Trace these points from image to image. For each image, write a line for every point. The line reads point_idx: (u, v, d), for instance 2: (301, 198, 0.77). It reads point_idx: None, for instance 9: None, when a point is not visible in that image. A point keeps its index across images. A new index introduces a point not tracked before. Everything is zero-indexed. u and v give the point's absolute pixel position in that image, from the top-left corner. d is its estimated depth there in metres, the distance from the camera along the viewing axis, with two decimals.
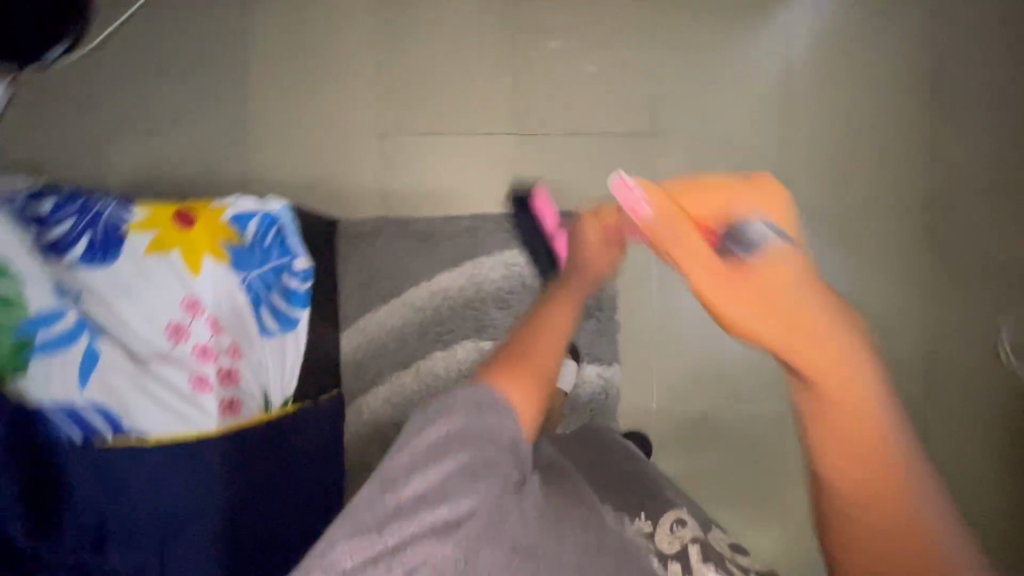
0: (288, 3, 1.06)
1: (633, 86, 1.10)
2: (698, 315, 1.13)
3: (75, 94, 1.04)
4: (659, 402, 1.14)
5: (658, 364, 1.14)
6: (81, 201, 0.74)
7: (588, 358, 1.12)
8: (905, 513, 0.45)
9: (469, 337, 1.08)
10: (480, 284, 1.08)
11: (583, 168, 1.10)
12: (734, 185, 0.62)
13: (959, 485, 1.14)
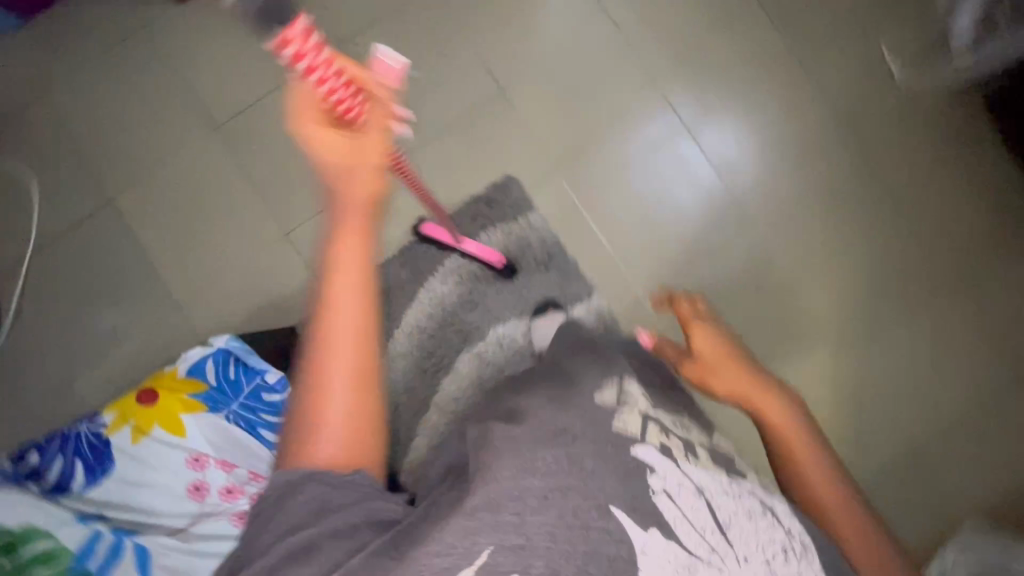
0: (150, 183, 1.15)
1: (465, 66, 1.15)
2: (646, 225, 1.15)
3: (25, 362, 1.12)
4: (659, 315, 1.13)
5: (634, 278, 1.14)
6: (60, 436, 0.78)
7: (571, 302, 1.12)
8: (858, 533, 0.71)
9: (461, 350, 1.10)
10: (442, 301, 1.11)
11: (467, 154, 1.14)
12: (761, 393, 0.81)
13: (948, 232, 1.15)
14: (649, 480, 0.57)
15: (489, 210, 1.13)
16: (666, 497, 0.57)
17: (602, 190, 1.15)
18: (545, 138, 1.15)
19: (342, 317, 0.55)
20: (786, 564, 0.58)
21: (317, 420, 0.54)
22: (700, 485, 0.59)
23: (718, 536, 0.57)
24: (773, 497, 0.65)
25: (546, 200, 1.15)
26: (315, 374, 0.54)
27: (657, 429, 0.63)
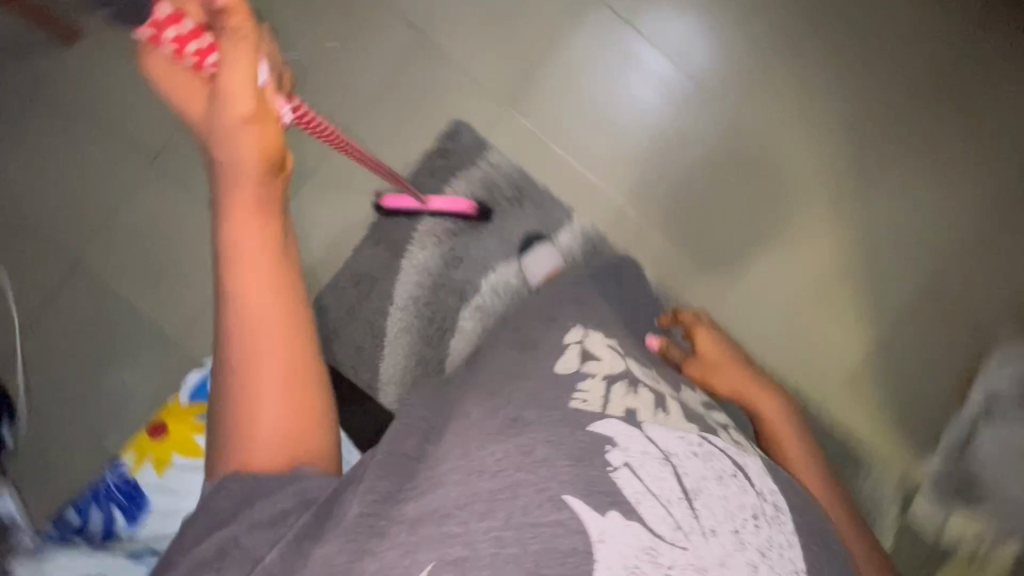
0: (108, 221, 1.13)
1: (377, 36, 1.20)
2: (605, 149, 1.18)
3: (45, 437, 1.07)
4: (636, 231, 1.18)
5: (607, 201, 1.18)
6: (90, 489, 0.85)
7: (553, 231, 1.17)
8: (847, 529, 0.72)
9: (462, 307, 1.14)
10: (428, 262, 1.15)
11: (407, 114, 1.19)
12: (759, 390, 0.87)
13: (886, 94, 1.18)
14: (609, 455, 0.49)
15: (450, 160, 1.18)
16: (626, 472, 0.48)
17: (555, 119, 1.19)
18: (479, 85, 1.19)
19: (254, 314, 0.52)
20: (757, 531, 0.48)
21: (245, 420, 0.52)
22: (668, 452, 0.51)
23: (684, 511, 0.47)
24: (746, 456, 0.57)
25: (503, 137, 1.19)
26: (234, 373, 0.52)
27: (625, 390, 0.56)
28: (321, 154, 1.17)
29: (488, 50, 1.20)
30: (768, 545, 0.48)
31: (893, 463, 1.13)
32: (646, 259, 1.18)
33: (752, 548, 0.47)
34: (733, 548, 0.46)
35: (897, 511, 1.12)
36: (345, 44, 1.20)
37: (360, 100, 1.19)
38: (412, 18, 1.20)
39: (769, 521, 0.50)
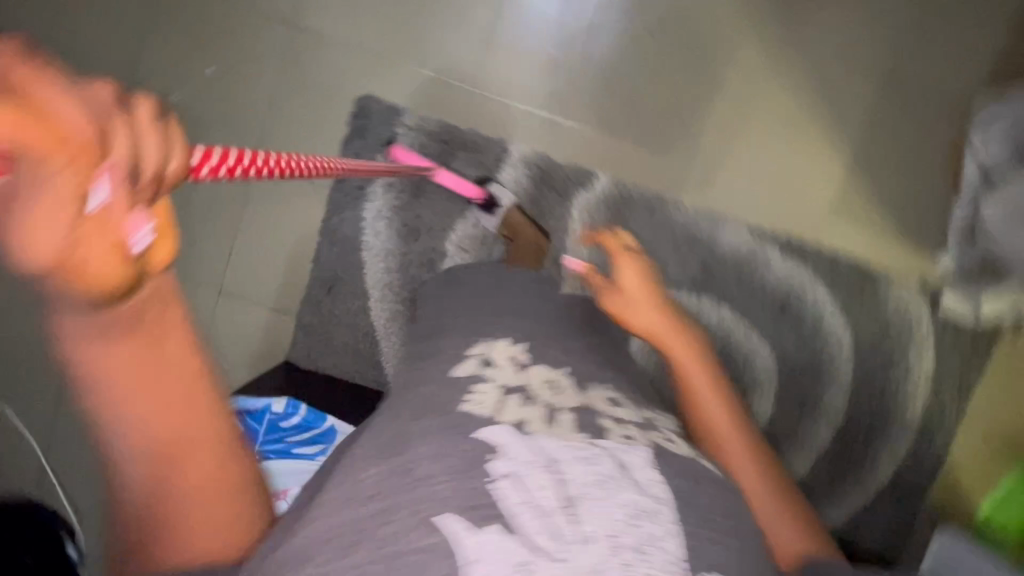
0: None
1: (248, 40, 1.11)
2: (517, 69, 1.12)
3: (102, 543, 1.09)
4: (580, 139, 1.12)
5: (539, 120, 1.12)
6: None
7: (497, 168, 1.11)
8: (754, 493, 0.63)
9: (439, 277, 1.12)
10: (389, 247, 1.13)
11: (308, 108, 1.11)
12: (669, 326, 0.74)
13: None
14: (489, 465, 0.42)
15: (368, 140, 1.10)
16: (508, 483, 0.41)
17: (453, 56, 1.12)
18: (367, 52, 1.12)
19: (163, 407, 0.36)
20: (635, 529, 0.40)
21: (157, 514, 0.37)
22: (553, 459, 0.43)
23: (560, 515, 0.40)
24: (631, 446, 0.47)
25: (411, 95, 1.12)
26: (135, 469, 0.36)
27: (520, 399, 0.50)
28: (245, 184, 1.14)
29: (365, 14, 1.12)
30: (646, 539, 0.40)
31: (899, 266, 1.12)
32: (596, 163, 1.12)
33: (627, 547, 0.39)
34: (609, 552, 0.39)
35: (928, 314, 1.13)
36: (216, 63, 1.11)
37: (255, 113, 1.11)
38: (271, 11, 1.12)
39: (654, 513, 0.42)
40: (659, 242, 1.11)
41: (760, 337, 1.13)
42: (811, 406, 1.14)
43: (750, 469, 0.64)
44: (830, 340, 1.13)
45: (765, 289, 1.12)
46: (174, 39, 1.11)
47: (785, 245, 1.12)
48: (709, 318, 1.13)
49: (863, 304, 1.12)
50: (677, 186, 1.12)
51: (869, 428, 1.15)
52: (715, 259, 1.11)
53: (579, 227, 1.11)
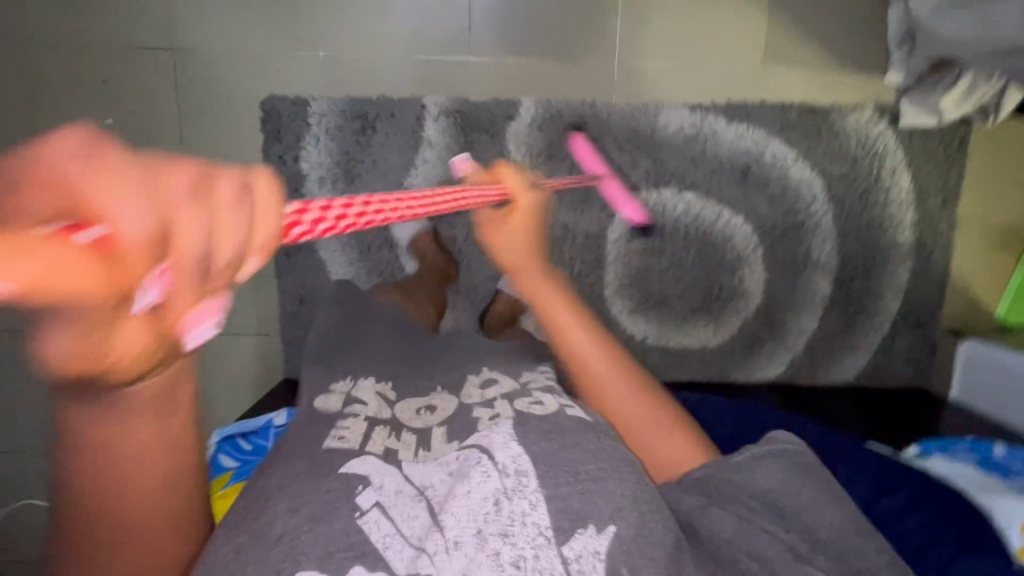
0: None
1: (129, 78, 1.07)
2: (405, 18, 1.06)
3: None
4: (490, 71, 1.07)
5: (444, 65, 1.07)
6: None
7: (419, 126, 1.07)
8: (627, 408, 0.66)
9: (399, 253, 1.11)
10: (341, 241, 1.11)
11: (214, 129, 1.08)
12: (535, 261, 0.76)
13: None
14: (357, 499, 0.48)
15: (285, 140, 1.06)
16: (376, 512, 0.48)
17: (339, 25, 1.06)
18: (249, 49, 1.06)
19: (127, 476, 0.37)
20: (497, 520, 0.48)
21: (114, 533, 0.38)
22: (421, 486, 0.52)
23: (429, 531, 0.48)
24: (496, 425, 0.57)
25: (313, 82, 1.07)
26: (91, 487, 0.36)
27: (387, 432, 0.60)
28: None
29: (229, 9, 1.05)
30: (514, 520, 0.48)
31: (849, 95, 1.08)
32: (518, 90, 1.08)
33: (494, 535, 0.47)
34: (475, 551, 0.46)
35: (891, 130, 1.08)
36: (113, 113, 1.08)
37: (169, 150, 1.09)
38: (142, 40, 1.06)
39: (521, 492, 0.50)
40: (602, 148, 1.08)
41: (732, 212, 1.11)
42: (802, 263, 1.13)
43: (618, 386, 0.67)
44: (802, 193, 1.10)
45: (723, 162, 1.09)
46: (61, 101, 1.07)
47: (731, 112, 1.07)
48: (676, 210, 1.10)
49: (826, 145, 1.08)
50: (605, 86, 1.08)
51: (865, 267, 1.13)
52: (664, 148, 1.08)
53: (519, 160, 1.08)
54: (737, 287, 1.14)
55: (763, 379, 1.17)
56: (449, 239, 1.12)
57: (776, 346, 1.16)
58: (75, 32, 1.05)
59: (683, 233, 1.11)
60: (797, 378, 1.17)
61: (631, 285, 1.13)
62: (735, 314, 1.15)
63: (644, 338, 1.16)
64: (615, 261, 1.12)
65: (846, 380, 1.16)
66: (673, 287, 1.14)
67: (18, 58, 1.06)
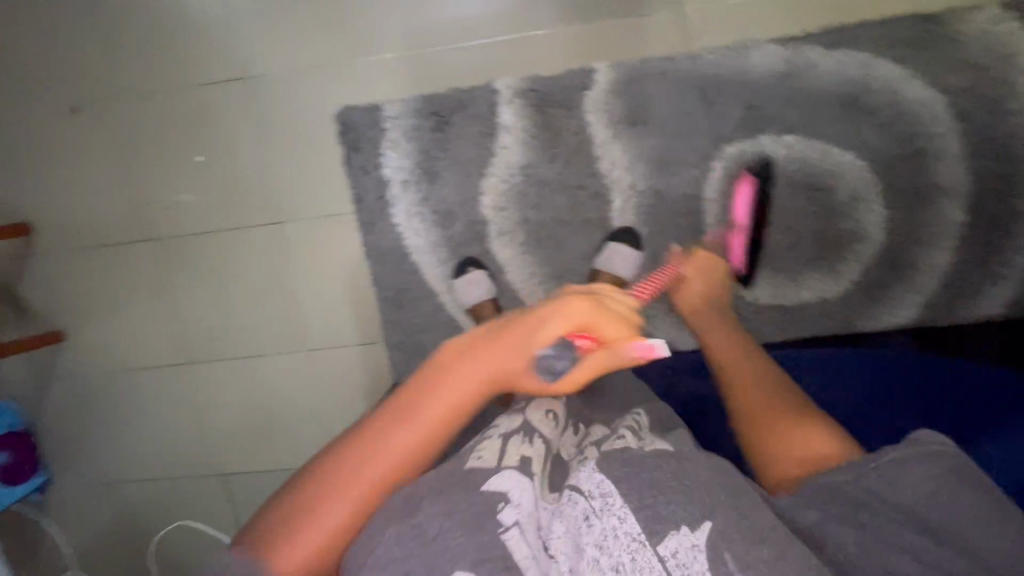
0: (220, 425, 1.25)
1: (211, 114, 1.10)
2: (465, 4, 1.03)
3: None
4: (559, 43, 1.03)
5: (510, 44, 1.03)
6: None
7: (494, 112, 1.05)
8: (760, 400, 0.73)
9: (490, 245, 1.10)
10: (430, 242, 1.10)
11: (297, 151, 1.10)
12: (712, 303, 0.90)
13: None
14: (501, 515, 0.53)
15: (364, 149, 1.07)
16: (517, 532, 0.52)
17: (401, 23, 1.04)
18: (319, 66, 1.07)
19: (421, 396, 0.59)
20: (591, 530, 0.52)
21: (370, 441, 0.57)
22: (539, 519, 0.55)
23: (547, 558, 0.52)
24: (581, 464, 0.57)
25: (383, 86, 1.07)
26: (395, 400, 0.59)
27: (520, 440, 0.62)
28: (278, 248, 1.15)
29: (296, 30, 1.06)
30: (605, 534, 0.51)
31: None
32: (591, 57, 1.03)
33: (589, 545, 0.51)
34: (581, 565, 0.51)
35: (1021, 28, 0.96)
36: (203, 150, 1.12)
37: (259, 178, 1.12)
38: (220, 74, 1.08)
39: (608, 509, 0.52)
40: (687, 102, 1.02)
41: (841, 148, 1.01)
42: (929, 192, 1.02)
43: (756, 381, 0.76)
44: (921, 115, 0.99)
45: (825, 95, 0.99)
46: (157, 148, 1.12)
47: (827, 39, 0.98)
48: (777, 156, 1.02)
49: (943, 57, 0.97)
50: (684, 36, 1.01)
51: (1005, 186, 1.00)
52: (756, 91, 1.00)
53: (602, 130, 1.04)
54: (856, 230, 1.04)
55: (894, 326, 1.07)
56: (539, 225, 1.08)
57: (906, 289, 1.06)
58: (158, 78, 1.10)
59: (788, 180, 1.03)
60: (934, 320, 1.06)
61: None
62: (855, 259, 1.06)
63: (755, 298, 1.09)
64: (717, 221, 1.06)
65: (993, 316, 1.05)
66: (782, 241, 1.06)
67: (115, 113, 1.12)
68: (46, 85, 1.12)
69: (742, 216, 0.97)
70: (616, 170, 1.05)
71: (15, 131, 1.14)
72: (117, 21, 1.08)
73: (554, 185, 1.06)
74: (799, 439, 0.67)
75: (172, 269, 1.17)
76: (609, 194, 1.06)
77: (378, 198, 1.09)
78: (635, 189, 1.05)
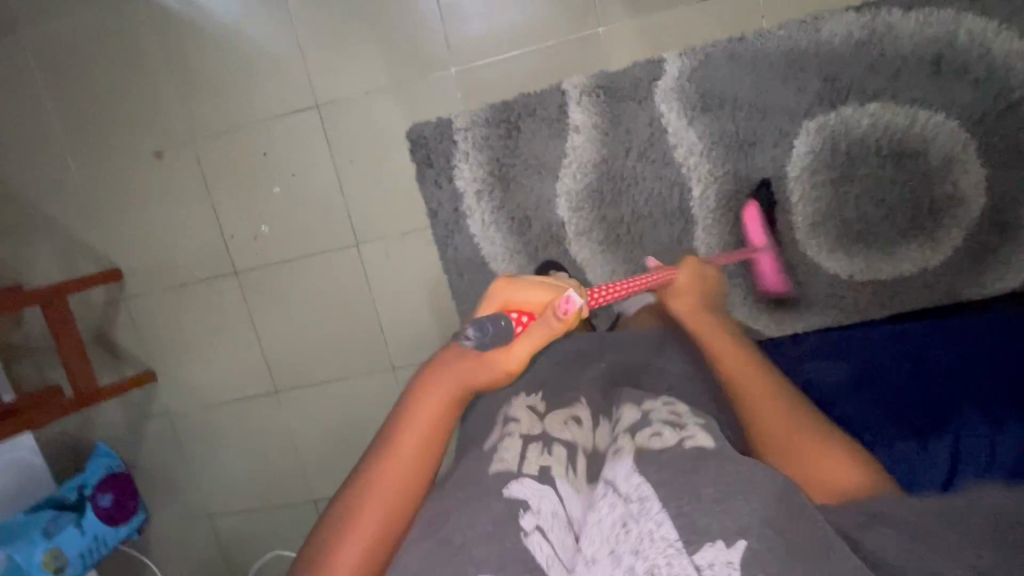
0: (305, 449, 1.25)
1: (286, 145, 1.13)
2: (529, 10, 1.04)
3: None
4: (625, 37, 1.04)
5: (576, 43, 1.04)
6: None
7: (563, 111, 1.05)
8: (766, 397, 0.59)
9: (568, 246, 1.08)
10: (507, 248, 1.09)
11: (370, 172, 1.12)
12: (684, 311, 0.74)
13: None
14: (520, 521, 0.47)
15: (437, 163, 1.08)
16: (540, 536, 0.46)
17: (468, 34, 1.06)
18: (388, 86, 1.09)
19: (389, 466, 0.53)
20: (628, 535, 0.43)
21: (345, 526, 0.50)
22: (569, 516, 0.49)
23: (572, 558, 0.46)
24: (617, 460, 0.50)
25: (452, 98, 1.08)
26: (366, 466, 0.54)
27: (540, 447, 0.54)
28: (355, 270, 1.16)
29: (364, 53, 1.08)
30: (641, 537, 0.42)
31: None
32: (660, 47, 1.03)
33: (626, 552, 0.42)
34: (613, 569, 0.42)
35: None
36: (280, 181, 1.14)
37: (335, 202, 1.14)
38: (293, 104, 1.11)
39: (647, 510, 0.44)
40: (763, 81, 1.01)
41: (930, 110, 0.99)
42: None
43: (759, 374, 0.61)
44: (1015, 67, 0.96)
45: (908, 57, 0.98)
46: (235, 183, 1.15)
47: (905, 2, 0.97)
48: (861, 126, 1.00)
49: None
50: (751, 16, 1.02)
51: None
52: (835, 62, 0.99)
53: (673, 118, 1.03)
54: (955, 193, 1.00)
55: (1009, 290, 1.01)
56: (617, 221, 1.07)
57: (1015, 249, 1.01)
58: (234, 115, 1.13)
59: (875, 148, 1.01)
60: None
61: (825, 220, 1.04)
62: (956, 223, 1.01)
63: (851, 276, 1.05)
64: (802, 199, 1.03)
65: None
66: (873, 212, 1.03)
67: (193, 154, 1.15)
68: (128, 133, 1.16)
69: (759, 239, 1.04)
70: (694, 157, 1.04)
71: (100, 180, 1.18)
72: (194, 65, 1.12)
73: (630, 178, 1.05)
74: (829, 466, 0.52)
75: (253, 301, 1.20)
76: (686, 181, 1.05)
77: (453, 209, 1.09)
78: (713, 173, 1.04)
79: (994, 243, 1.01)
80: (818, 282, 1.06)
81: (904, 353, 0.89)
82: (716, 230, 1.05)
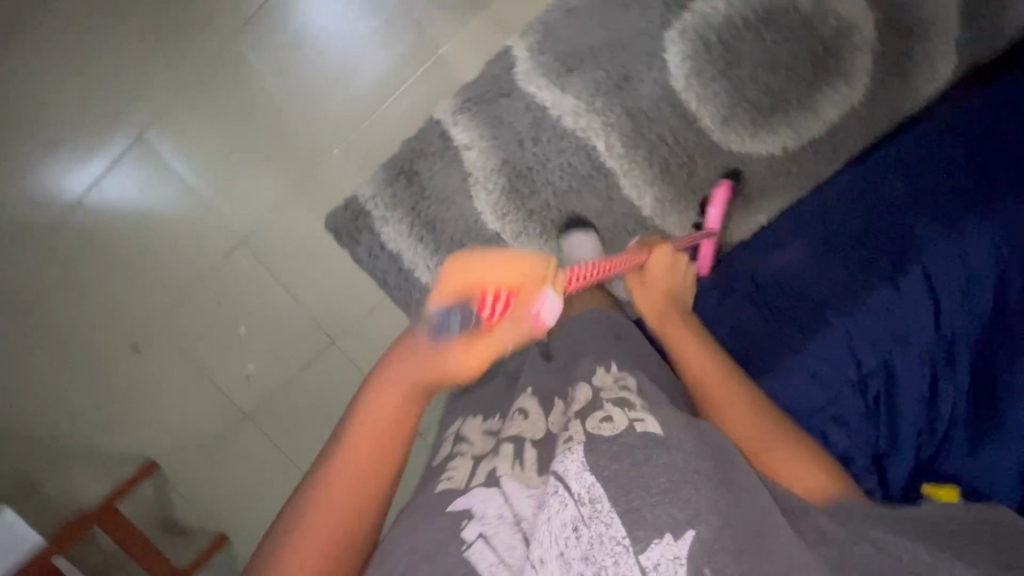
0: None
1: (233, 285, 1.18)
2: (375, 69, 1.08)
3: None
4: (469, 47, 1.06)
5: (430, 74, 1.07)
6: None
7: (447, 137, 1.07)
8: (753, 415, 0.66)
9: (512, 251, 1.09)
10: None
11: (314, 273, 1.16)
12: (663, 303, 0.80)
13: None
14: (463, 532, 0.51)
15: (364, 238, 1.11)
16: (481, 544, 0.50)
17: (336, 116, 1.11)
18: (292, 194, 1.14)
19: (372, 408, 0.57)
20: (579, 541, 0.48)
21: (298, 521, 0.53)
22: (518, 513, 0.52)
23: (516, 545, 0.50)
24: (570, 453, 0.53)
25: (350, 174, 1.12)
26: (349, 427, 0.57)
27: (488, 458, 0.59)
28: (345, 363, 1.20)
29: (259, 176, 1.13)
30: (593, 542, 0.48)
31: None
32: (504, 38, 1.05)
33: (574, 559, 0.48)
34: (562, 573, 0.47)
35: None
36: (245, 319, 1.20)
37: (298, 314, 1.19)
38: (222, 247, 1.17)
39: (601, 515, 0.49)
40: (610, 20, 1.02)
41: None
42: None
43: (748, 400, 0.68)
44: None
45: None
46: (210, 338, 1.21)
47: None
48: (721, 11, 0.99)
49: None
50: None
51: None
52: None
53: (545, 93, 1.04)
54: (841, 25, 0.98)
55: (941, 88, 0.97)
56: (544, 208, 1.07)
57: (925, 49, 0.97)
58: (180, 281, 1.19)
59: (743, 25, 0.99)
60: (972, 61, 0.97)
61: (732, 111, 1.01)
62: (858, 52, 0.98)
63: (784, 149, 1.01)
64: (701, 102, 1.01)
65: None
66: (775, 81, 1.00)
67: (163, 333, 1.21)
68: (99, 340, 1.21)
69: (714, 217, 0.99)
70: (583, 117, 1.04)
71: (94, 394, 1.23)
72: (126, 257, 1.18)
73: (535, 165, 1.06)
74: (810, 479, 0.62)
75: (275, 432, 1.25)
76: (588, 141, 1.04)
77: (398, 270, 1.12)
78: (608, 122, 1.03)
79: (905, 52, 0.97)
80: (758, 170, 1.03)
81: (852, 202, 0.85)
82: (637, 171, 1.04)
